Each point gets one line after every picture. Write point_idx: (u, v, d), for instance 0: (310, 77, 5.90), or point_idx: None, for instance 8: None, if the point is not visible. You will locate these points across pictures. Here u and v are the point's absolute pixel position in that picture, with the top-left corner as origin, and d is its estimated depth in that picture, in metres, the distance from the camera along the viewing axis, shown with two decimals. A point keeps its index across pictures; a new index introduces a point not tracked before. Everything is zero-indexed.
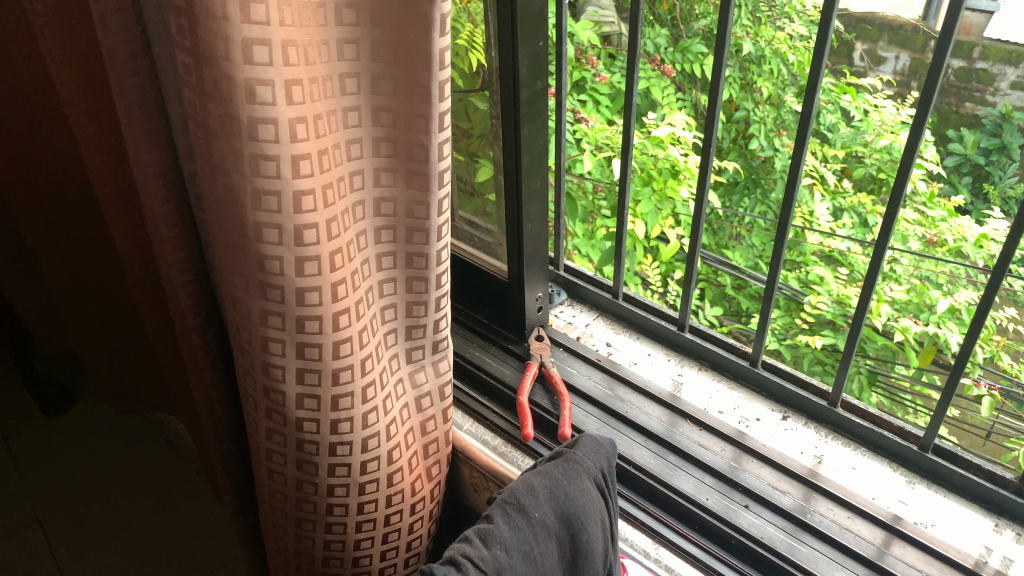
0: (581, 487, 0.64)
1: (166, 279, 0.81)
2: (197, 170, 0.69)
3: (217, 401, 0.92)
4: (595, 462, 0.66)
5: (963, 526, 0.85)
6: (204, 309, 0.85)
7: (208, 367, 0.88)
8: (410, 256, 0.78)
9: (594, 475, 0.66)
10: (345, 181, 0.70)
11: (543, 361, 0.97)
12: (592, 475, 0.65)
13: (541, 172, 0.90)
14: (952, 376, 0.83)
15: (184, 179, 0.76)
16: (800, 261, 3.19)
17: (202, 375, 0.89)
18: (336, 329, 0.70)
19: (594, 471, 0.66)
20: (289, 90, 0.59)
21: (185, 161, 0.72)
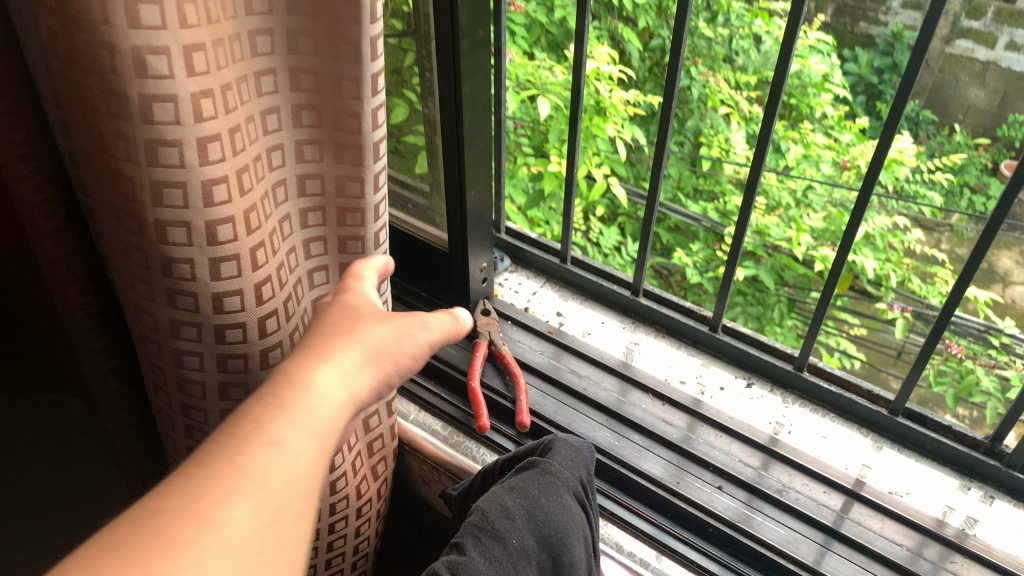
0: (561, 504, 0.57)
1: (49, 278, 0.68)
2: (76, 153, 0.56)
3: (124, 408, 0.80)
4: (573, 473, 0.60)
5: (932, 488, 0.83)
6: (100, 309, 0.72)
7: (110, 372, 0.76)
8: (343, 240, 0.67)
9: (574, 488, 0.59)
10: (263, 159, 0.59)
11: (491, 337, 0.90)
12: (572, 489, 0.58)
13: (484, 132, 0.82)
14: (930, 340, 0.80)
15: (63, 161, 0.62)
16: (717, 191, 3.25)
17: (105, 381, 0.77)
18: (263, 336, 0.60)
19: (574, 483, 0.59)
20: (189, 57, 0.47)
21: (60, 141, 0.59)
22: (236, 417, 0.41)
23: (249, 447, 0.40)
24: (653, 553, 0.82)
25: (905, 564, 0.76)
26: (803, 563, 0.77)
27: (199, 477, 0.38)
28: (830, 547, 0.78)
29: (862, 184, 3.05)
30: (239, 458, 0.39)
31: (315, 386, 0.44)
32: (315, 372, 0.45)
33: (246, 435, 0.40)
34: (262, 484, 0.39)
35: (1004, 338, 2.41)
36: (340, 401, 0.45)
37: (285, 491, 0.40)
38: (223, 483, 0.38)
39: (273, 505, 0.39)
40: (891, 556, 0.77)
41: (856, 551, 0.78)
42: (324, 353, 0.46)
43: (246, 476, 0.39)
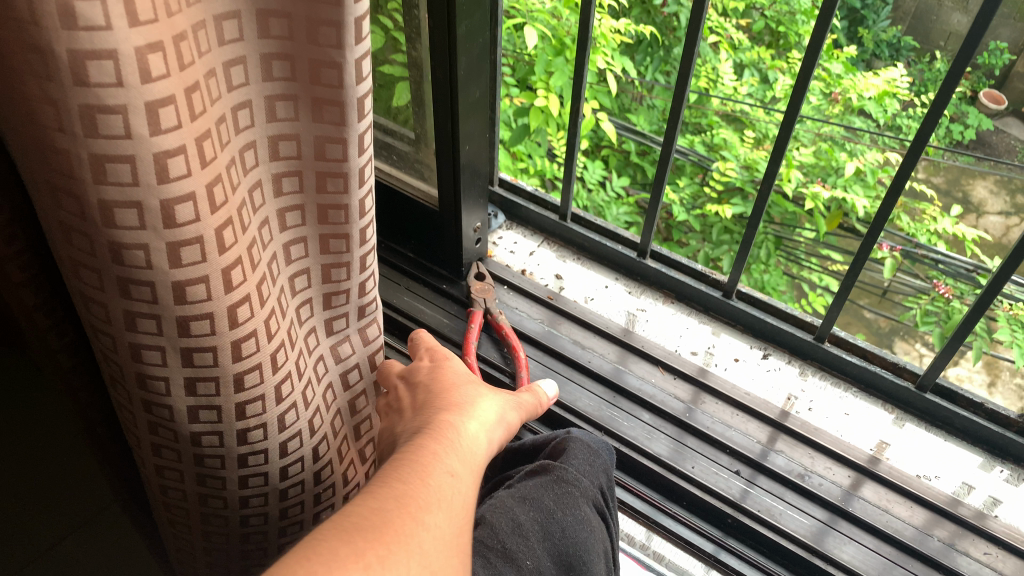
0: (579, 517, 0.53)
1: None
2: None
3: (81, 392, 0.67)
4: (592, 481, 0.56)
5: (954, 468, 0.83)
6: (47, 283, 0.58)
7: (63, 351, 0.63)
8: (324, 209, 0.59)
9: (593, 498, 0.55)
10: (228, 120, 0.49)
11: (488, 307, 0.87)
12: (591, 500, 0.54)
13: (480, 79, 0.73)
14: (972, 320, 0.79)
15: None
16: (704, 123, 3.11)
17: (57, 362, 0.63)
18: (234, 327, 0.52)
19: (593, 493, 0.55)
20: (131, 4, 0.37)
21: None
22: (414, 452, 0.52)
23: (433, 473, 0.50)
24: (641, 529, 0.85)
25: (913, 545, 0.77)
26: (826, 553, 0.78)
27: (404, 490, 0.48)
28: (835, 526, 0.80)
29: (854, 117, 2.96)
30: (426, 475, 0.50)
31: (462, 434, 0.56)
32: (461, 424, 0.57)
33: (427, 464, 0.51)
34: (447, 500, 0.49)
35: (991, 277, 2.47)
36: (480, 446, 0.57)
37: (459, 508, 0.50)
38: (421, 495, 0.48)
39: (456, 514, 0.48)
40: (901, 537, 0.78)
41: (878, 540, 0.79)
42: (464, 410, 0.59)
43: (435, 492, 0.49)
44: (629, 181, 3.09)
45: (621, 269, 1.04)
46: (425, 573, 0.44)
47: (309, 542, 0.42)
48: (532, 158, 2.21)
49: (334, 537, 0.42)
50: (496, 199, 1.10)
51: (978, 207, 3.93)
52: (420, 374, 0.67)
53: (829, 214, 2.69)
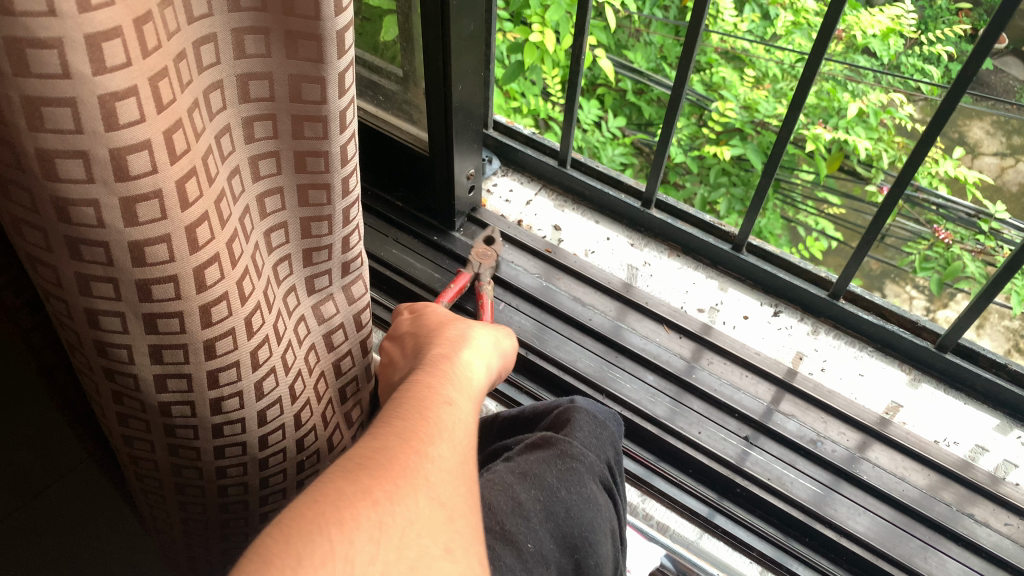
0: (584, 495, 0.48)
1: None
2: None
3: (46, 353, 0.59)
4: (599, 455, 0.51)
5: (970, 431, 0.80)
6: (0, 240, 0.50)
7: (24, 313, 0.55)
8: (302, 156, 0.53)
9: (600, 473, 0.50)
10: (190, 57, 0.43)
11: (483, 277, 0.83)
12: (597, 477, 0.49)
13: (475, 12, 0.66)
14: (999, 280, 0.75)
15: None
16: (703, 61, 3.03)
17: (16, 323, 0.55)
18: (201, 290, 0.47)
19: (599, 468, 0.50)
20: None
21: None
22: (412, 389, 0.50)
23: (432, 406, 0.48)
24: (638, 494, 0.82)
25: (921, 511, 0.75)
26: (833, 521, 0.75)
27: (402, 426, 0.45)
28: (838, 488, 0.77)
29: (859, 56, 2.87)
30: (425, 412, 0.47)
31: (458, 369, 0.54)
32: (456, 359, 0.56)
33: (425, 399, 0.48)
34: (450, 432, 0.46)
35: (992, 223, 2.44)
36: (479, 381, 0.55)
37: (467, 440, 0.47)
38: (423, 428, 0.45)
39: (462, 447, 0.46)
40: (910, 503, 0.75)
41: (889, 506, 0.76)
42: (459, 346, 0.58)
43: (436, 425, 0.46)
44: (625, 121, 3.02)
45: (622, 218, 0.99)
46: (437, 505, 0.41)
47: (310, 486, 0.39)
48: (526, 96, 2.13)
49: (333, 476, 0.39)
50: (489, 143, 1.04)
51: (976, 149, 3.87)
52: (402, 328, 0.68)
53: (828, 155, 2.61)
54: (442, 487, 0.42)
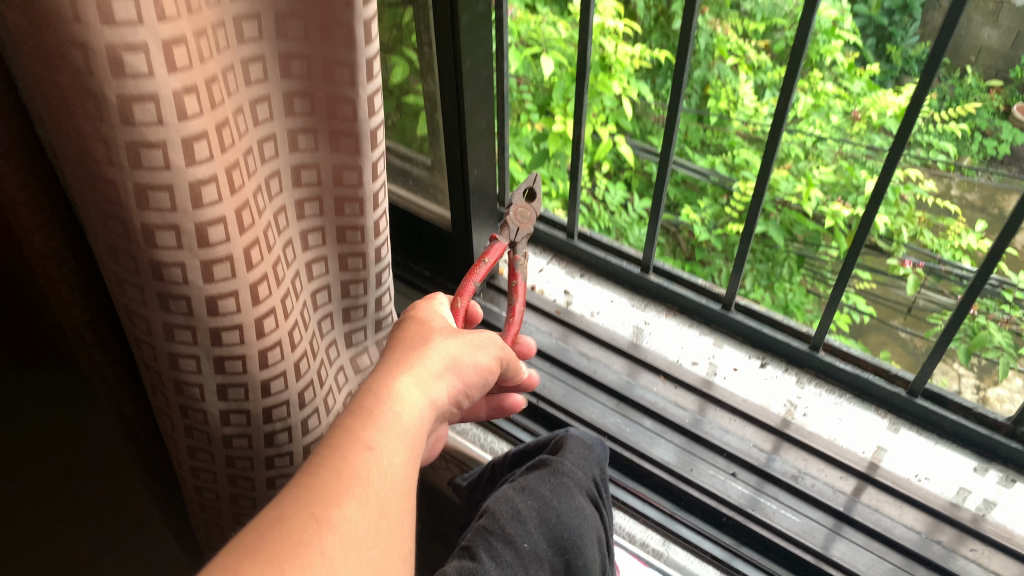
0: (573, 505, 0.57)
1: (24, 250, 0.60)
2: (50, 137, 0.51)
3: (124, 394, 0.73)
4: (586, 473, 0.60)
5: (949, 472, 0.85)
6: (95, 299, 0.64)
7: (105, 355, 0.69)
8: (342, 230, 0.64)
9: (587, 488, 0.59)
10: (255, 151, 0.55)
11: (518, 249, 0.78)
12: (585, 490, 0.58)
13: (485, 109, 0.79)
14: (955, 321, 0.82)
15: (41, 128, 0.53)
16: (725, 143, 3.15)
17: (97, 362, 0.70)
18: (260, 336, 0.58)
19: (586, 484, 0.59)
20: (169, 52, 0.45)
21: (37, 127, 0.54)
22: (335, 430, 0.50)
23: (350, 455, 0.48)
24: (660, 539, 0.90)
25: (916, 551, 0.81)
26: (814, 549, 0.83)
27: (314, 485, 0.46)
28: (840, 532, 0.83)
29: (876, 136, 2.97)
30: (346, 464, 0.47)
31: (396, 399, 0.53)
32: (396, 385, 0.54)
33: (346, 446, 0.48)
34: (366, 486, 0.47)
35: (1017, 294, 2.47)
36: (418, 410, 0.54)
37: (386, 491, 0.48)
38: (336, 485, 0.46)
39: (375, 506, 0.47)
40: (901, 540, 0.81)
41: (875, 539, 0.83)
42: (404, 370, 0.56)
43: (351, 481, 0.47)
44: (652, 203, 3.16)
45: (625, 286, 1.08)
46: None
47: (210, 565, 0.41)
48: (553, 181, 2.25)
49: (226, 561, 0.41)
50: None
51: None
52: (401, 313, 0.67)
53: (849, 230, 2.75)
54: (342, 559, 0.44)
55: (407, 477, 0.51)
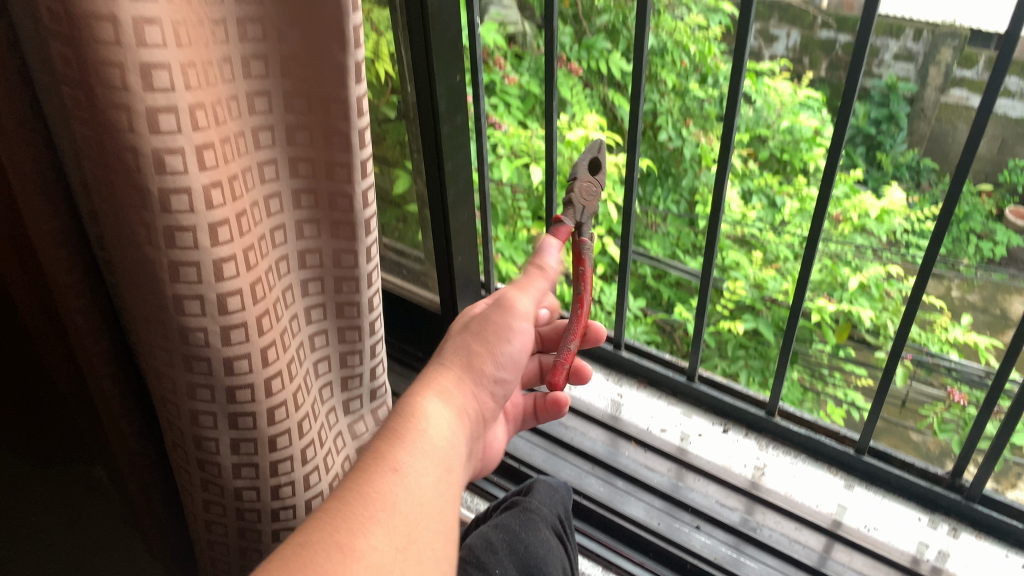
0: (539, 536, 0.67)
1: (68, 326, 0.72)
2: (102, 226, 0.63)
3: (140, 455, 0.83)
4: (551, 511, 0.70)
5: (898, 525, 0.91)
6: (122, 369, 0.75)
7: (125, 418, 0.80)
8: (340, 306, 0.75)
9: (551, 523, 0.69)
10: (267, 238, 0.66)
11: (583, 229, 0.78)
12: (549, 524, 0.68)
13: (466, 204, 0.93)
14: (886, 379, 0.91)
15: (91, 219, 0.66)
16: (716, 246, 3.25)
17: (119, 426, 0.80)
18: (269, 395, 0.67)
19: (551, 520, 0.69)
20: (200, 154, 0.56)
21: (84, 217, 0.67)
22: (366, 458, 0.55)
23: (379, 482, 0.53)
24: None
25: None
26: None
27: (343, 512, 0.50)
28: None
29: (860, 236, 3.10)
30: (374, 492, 0.52)
31: (422, 426, 0.60)
32: (422, 411, 0.61)
33: (374, 472, 0.53)
34: (394, 510, 0.52)
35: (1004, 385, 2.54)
36: (445, 434, 0.61)
37: (411, 513, 0.53)
38: (365, 511, 0.51)
39: (402, 527, 0.51)
40: None
41: None
42: (431, 389, 0.64)
43: (380, 506, 0.52)
44: (647, 303, 3.28)
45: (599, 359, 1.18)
46: None
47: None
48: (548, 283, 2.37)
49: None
50: None
51: None
52: None
53: (836, 325, 2.85)
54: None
55: (435, 498, 0.55)
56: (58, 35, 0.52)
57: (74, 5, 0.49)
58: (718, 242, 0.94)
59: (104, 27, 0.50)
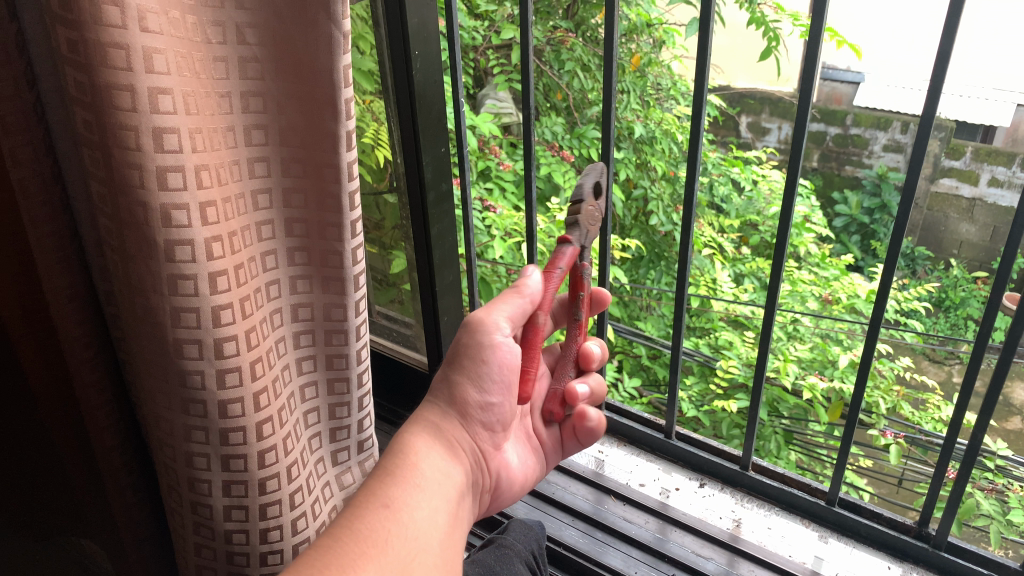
0: (510, 567, 0.85)
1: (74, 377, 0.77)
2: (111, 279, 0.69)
3: (134, 504, 0.87)
4: (526, 546, 0.88)
5: (868, 572, 0.94)
6: (117, 408, 0.81)
7: (123, 468, 0.84)
8: (330, 357, 0.79)
9: (525, 557, 0.87)
10: (262, 289, 0.71)
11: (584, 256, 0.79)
12: (521, 557, 0.86)
13: (450, 268, 1.09)
14: (850, 428, 0.95)
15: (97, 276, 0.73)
16: (709, 327, 3.31)
17: (117, 478, 0.84)
18: (260, 439, 0.71)
19: (525, 553, 0.87)
20: (203, 211, 0.62)
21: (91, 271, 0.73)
22: (363, 495, 0.62)
23: (375, 519, 0.60)
24: None
25: None
26: None
27: (341, 545, 0.58)
28: None
29: (849, 316, 3.16)
30: (370, 529, 0.59)
31: (416, 467, 0.67)
32: (416, 453, 0.68)
33: (372, 510, 0.61)
34: (389, 545, 0.59)
35: (997, 460, 2.57)
36: (438, 471, 0.68)
37: (405, 545, 0.60)
38: (363, 546, 0.58)
39: (393, 559, 0.59)
40: None
41: None
42: (427, 432, 0.71)
43: (375, 541, 0.59)
44: (642, 383, 3.29)
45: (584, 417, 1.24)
46: None
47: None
48: None
49: None
50: None
51: None
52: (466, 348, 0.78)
53: (829, 402, 2.83)
54: None
55: (429, 532, 0.63)
56: (82, 102, 0.58)
57: (99, 76, 0.56)
58: (684, 299, 1.00)
59: (123, 96, 0.57)
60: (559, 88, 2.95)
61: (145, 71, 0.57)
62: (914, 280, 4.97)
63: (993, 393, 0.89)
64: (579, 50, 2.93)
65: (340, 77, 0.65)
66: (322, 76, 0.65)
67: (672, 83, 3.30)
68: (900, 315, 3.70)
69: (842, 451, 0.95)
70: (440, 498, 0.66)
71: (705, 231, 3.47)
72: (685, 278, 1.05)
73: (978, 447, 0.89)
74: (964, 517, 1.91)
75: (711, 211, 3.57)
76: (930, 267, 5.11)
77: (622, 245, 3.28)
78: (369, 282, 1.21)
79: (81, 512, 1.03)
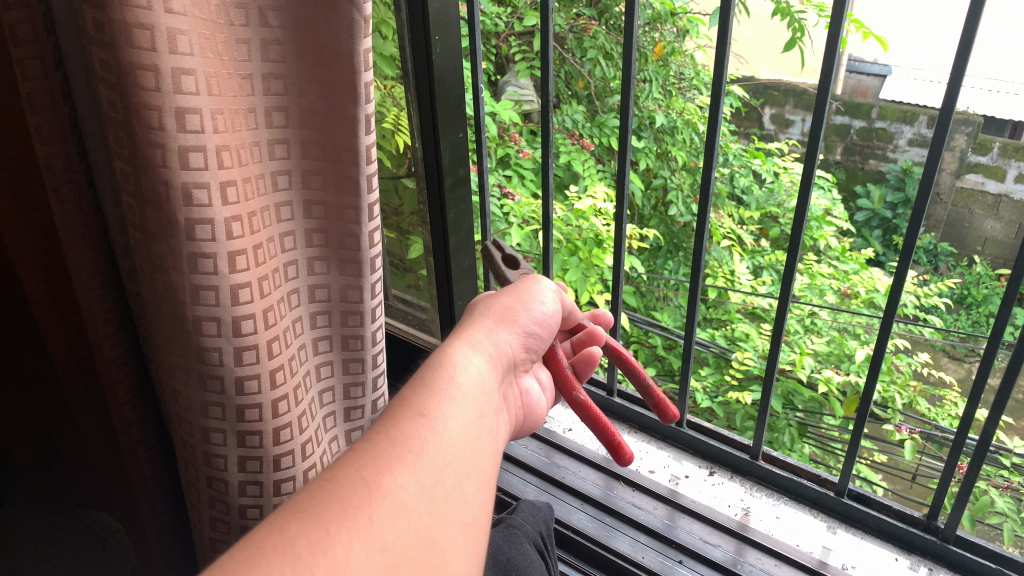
0: (521, 550, 0.86)
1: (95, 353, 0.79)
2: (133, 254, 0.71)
3: (151, 479, 0.89)
4: (533, 528, 0.90)
5: (876, 564, 0.95)
6: (137, 384, 0.83)
7: (142, 443, 0.86)
8: (346, 338, 0.81)
9: (533, 538, 0.88)
10: (280, 270, 0.73)
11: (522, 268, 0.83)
12: (530, 539, 0.87)
13: (467, 253, 1.10)
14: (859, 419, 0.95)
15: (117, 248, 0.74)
16: (725, 318, 3.31)
17: (137, 452, 0.87)
18: (275, 416, 0.72)
19: (533, 535, 0.88)
20: (224, 191, 0.63)
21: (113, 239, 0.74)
22: (391, 403, 0.50)
23: (406, 424, 0.47)
24: None
25: None
26: None
27: (366, 452, 0.45)
28: None
29: (866, 310, 3.15)
30: (398, 438, 0.46)
31: (455, 372, 0.53)
32: (453, 356, 0.54)
33: (401, 415, 0.48)
34: (423, 452, 0.46)
35: (1013, 459, 2.56)
36: (481, 377, 0.55)
37: (443, 458, 0.47)
38: (390, 453, 0.45)
39: (429, 471, 0.46)
40: None
41: None
42: (465, 339, 0.58)
43: (407, 448, 0.46)
44: (658, 373, 3.29)
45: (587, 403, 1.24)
46: (374, 548, 0.41)
47: (248, 534, 0.40)
48: None
49: (266, 527, 0.40)
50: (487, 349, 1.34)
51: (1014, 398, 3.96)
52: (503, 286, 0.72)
53: (844, 395, 2.81)
54: (391, 527, 0.42)
55: (469, 443, 0.49)
56: (107, 81, 0.60)
57: (124, 56, 0.57)
58: (700, 285, 0.99)
59: (147, 76, 0.58)
60: (581, 77, 2.95)
61: (169, 52, 0.58)
62: (937, 276, 4.92)
63: (1004, 392, 0.89)
64: (601, 37, 2.91)
65: (359, 61, 0.65)
66: (343, 59, 0.66)
67: (695, 73, 3.25)
68: (919, 311, 3.68)
69: (852, 442, 0.95)
70: (485, 404, 0.53)
71: (723, 223, 3.48)
72: (700, 270, 1.05)
73: (990, 442, 0.89)
74: (977, 514, 1.88)
75: (729, 202, 3.56)
76: (952, 264, 5.06)
77: (640, 234, 3.30)
78: (386, 265, 1.22)
79: (98, 484, 1.05)
